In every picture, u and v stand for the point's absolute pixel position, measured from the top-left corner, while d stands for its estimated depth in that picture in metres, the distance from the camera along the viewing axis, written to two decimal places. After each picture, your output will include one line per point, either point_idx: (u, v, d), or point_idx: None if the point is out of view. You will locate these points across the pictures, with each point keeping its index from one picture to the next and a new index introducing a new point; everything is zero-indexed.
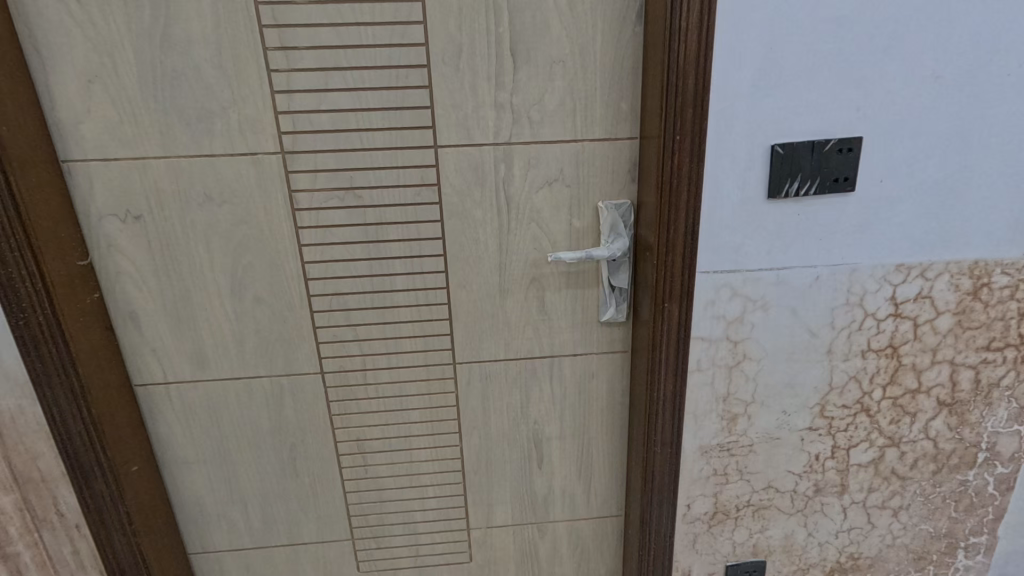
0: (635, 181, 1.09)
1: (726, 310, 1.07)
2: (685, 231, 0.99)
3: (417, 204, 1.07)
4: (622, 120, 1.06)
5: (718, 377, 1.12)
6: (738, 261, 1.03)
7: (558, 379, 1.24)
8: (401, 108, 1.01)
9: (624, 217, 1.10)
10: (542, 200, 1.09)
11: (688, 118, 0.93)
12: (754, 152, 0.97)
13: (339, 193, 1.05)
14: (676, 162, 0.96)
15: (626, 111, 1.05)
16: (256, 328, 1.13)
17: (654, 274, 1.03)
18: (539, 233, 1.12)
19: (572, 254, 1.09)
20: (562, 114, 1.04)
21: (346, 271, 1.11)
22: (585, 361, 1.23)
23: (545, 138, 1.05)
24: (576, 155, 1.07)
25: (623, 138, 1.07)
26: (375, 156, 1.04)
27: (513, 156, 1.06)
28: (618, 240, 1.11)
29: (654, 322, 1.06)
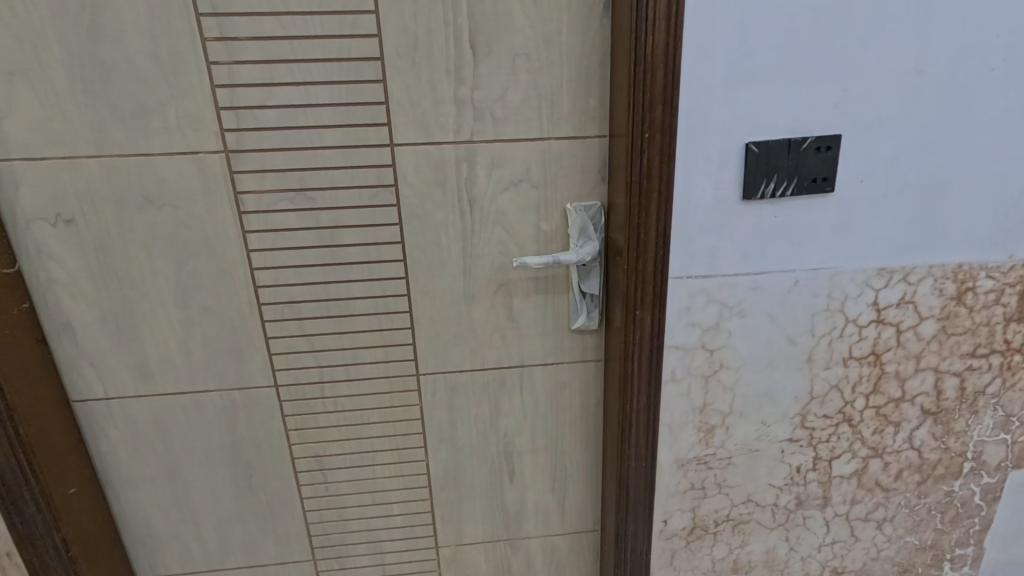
0: (606, 182, 1.04)
1: (701, 317, 1.01)
2: (657, 235, 0.94)
3: (374, 206, 1.01)
4: (590, 118, 1.00)
5: (693, 387, 1.06)
6: (712, 266, 0.98)
7: (528, 390, 1.18)
8: (354, 104, 0.95)
9: (594, 220, 1.05)
10: (508, 202, 1.03)
11: (658, 114, 0.87)
12: (728, 151, 0.91)
13: (289, 194, 0.99)
14: (646, 162, 0.90)
15: (594, 108, 0.99)
16: (202, 339, 1.06)
17: (625, 281, 0.97)
18: (505, 236, 1.06)
19: (540, 259, 1.03)
20: (527, 110, 0.98)
21: (299, 277, 1.04)
22: (557, 371, 1.17)
23: (509, 136, 0.99)
24: (542, 155, 1.01)
25: (592, 137, 1.01)
26: (327, 155, 0.97)
27: (476, 155, 1.00)
28: (588, 243, 1.05)
29: (626, 330, 1.00)
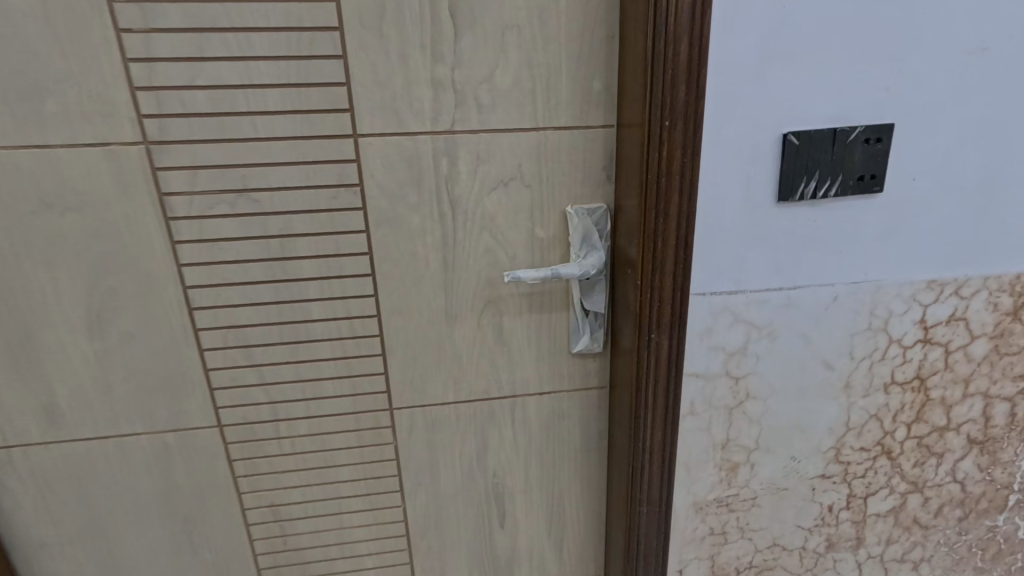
0: (612, 181, 0.88)
1: (726, 340, 0.86)
2: (678, 244, 0.78)
3: (334, 210, 0.83)
4: (594, 104, 0.83)
5: (715, 421, 0.91)
6: (740, 280, 0.83)
7: (522, 423, 1.01)
8: (306, 85, 0.77)
9: (599, 225, 0.89)
10: (497, 204, 0.86)
11: (681, 99, 0.72)
12: (761, 143, 0.76)
13: (228, 196, 0.80)
14: (665, 156, 0.74)
15: (599, 92, 0.83)
16: (126, 373, 0.87)
17: (640, 299, 0.81)
18: (493, 246, 0.89)
19: (538, 272, 0.86)
20: (519, 94, 0.82)
21: (245, 296, 0.86)
22: (555, 401, 1.01)
23: (498, 125, 0.83)
24: (537, 148, 0.84)
25: (596, 127, 0.85)
26: (275, 148, 0.79)
27: (458, 148, 0.83)
28: (591, 254, 0.89)
29: (639, 357, 0.84)
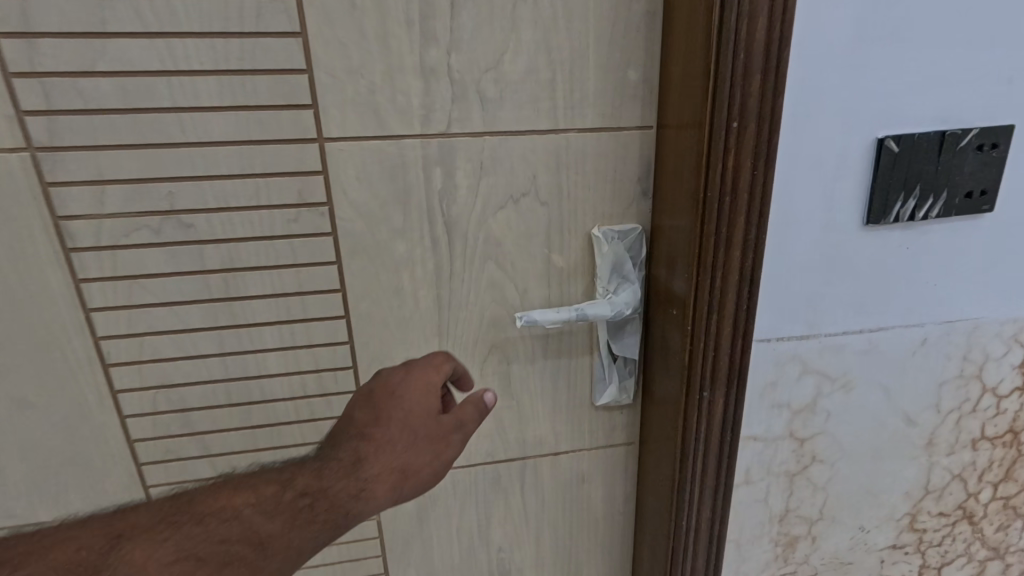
0: (648, 197, 0.70)
1: (792, 396, 0.69)
2: (742, 280, 0.61)
3: (294, 237, 0.64)
4: (628, 100, 0.66)
5: (772, 489, 0.75)
6: (812, 323, 0.66)
7: (533, 489, 0.83)
8: (252, 72, 0.58)
9: (633, 252, 0.71)
10: (505, 226, 0.68)
11: (755, 93, 0.54)
12: (849, 151, 0.59)
13: (150, 220, 0.61)
14: (729, 169, 0.56)
15: (634, 84, 0.65)
16: (22, 448, 0.67)
17: (690, 348, 0.64)
18: (499, 279, 0.70)
19: (561, 312, 0.69)
20: (534, 87, 0.63)
21: (178, 348, 0.66)
22: (573, 461, 0.83)
23: (507, 126, 0.64)
24: (557, 155, 0.66)
25: (629, 130, 0.67)
26: (212, 156, 0.60)
27: (456, 156, 0.64)
28: (623, 288, 0.71)
29: (687, 419, 0.67)
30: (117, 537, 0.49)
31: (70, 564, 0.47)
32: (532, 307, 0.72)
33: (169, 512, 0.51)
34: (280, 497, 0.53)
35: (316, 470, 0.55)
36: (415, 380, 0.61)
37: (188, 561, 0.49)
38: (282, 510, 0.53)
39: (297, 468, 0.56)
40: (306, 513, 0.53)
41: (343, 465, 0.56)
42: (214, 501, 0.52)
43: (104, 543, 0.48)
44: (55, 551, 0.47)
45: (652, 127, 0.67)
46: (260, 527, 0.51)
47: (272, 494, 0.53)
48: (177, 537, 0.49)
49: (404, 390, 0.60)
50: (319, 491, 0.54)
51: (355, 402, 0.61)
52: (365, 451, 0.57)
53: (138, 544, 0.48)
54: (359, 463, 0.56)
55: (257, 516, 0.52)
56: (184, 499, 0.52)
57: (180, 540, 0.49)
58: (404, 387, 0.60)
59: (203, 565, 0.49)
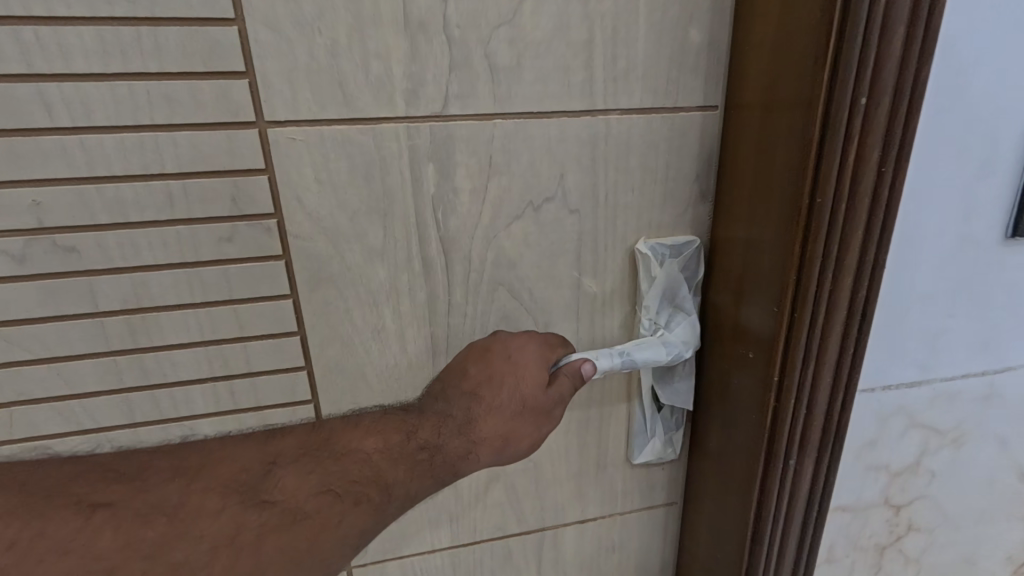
0: (707, 201, 0.53)
1: (892, 456, 0.54)
2: (853, 318, 0.45)
3: (228, 263, 0.45)
4: (687, 71, 0.48)
5: (857, 567, 0.59)
6: (928, 366, 0.50)
7: (553, 564, 0.67)
8: (150, 22, 0.38)
9: (686, 274, 0.55)
10: (523, 242, 0.51)
11: (897, 54, 0.37)
12: (998, 140, 0.43)
13: (8, 244, 0.41)
14: (849, 166, 0.40)
15: (696, 50, 0.48)
16: None
17: (776, 406, 0.48)
18: (514, 311, 0.53)
19: (601, 357, 0.52)
20: (563, 51, 0.45)
21: (66, 421, 0.46)
22: (603, 528, 0.66)
23: (525, 106, 0.46)
24: (592, 146, 0.49)
25: (687, 112, 0.50)
26: (97, 149, 0.40)
27: (456, 147, 0.46)
28: (676, 322, 0.55)
29: (766, 494, 0.51)
30: (270, 464, 0.42)
31: (228, 488, 0.40)
32: None
33: (310, 444, 0.43)
34: (410, 445, 0.45)
35: (437, 422, 0.47)
36: (525, 342, 0.50)
37: (329, 496, 0.41)
38: (407, 460, 0.44)
39: (418, 414, 0.47)
40: (429, 466, 0.45)
41: (459, 421, 0.47)
42: (351, 438, 0.44)
43: (259, 468, 0.41)
44: (211, 471, 0.40)
45: (717, 109, 0.50)
46: (391, 472, 0.43)
47: (401, 442, 0.45)
48: (318, 472, 0.42)
49: (519, 358, 0.49)
50: (441, 446, 0.46)
51: (464, 355, 0.51)
52: (483, 409, 0.48)
53: (287, 471, 0.41)
54: (472, 424, 0.47)
55: (389, 459, 0.44)
56: (320, 425, 0.45)
57: (322, 477, 0.42)
58: (522, 351, 0.49)
59: (341, 501, 0.41)
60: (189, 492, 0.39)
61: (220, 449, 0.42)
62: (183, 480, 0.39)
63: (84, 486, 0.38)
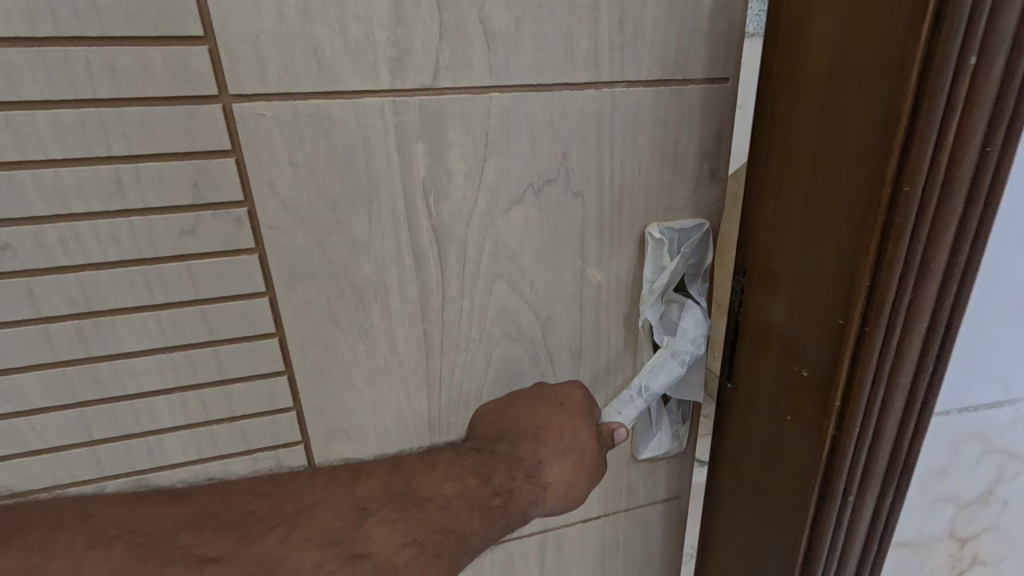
0: (718, 181, 0.50)
1: (962, 486, 0.52)
2: (932, 340, 0.41)
3: (192, 258, 0.40)
4: (699, 40, 0.44)
5: None
6: (1009, 386, 0.48)
7: (557, 566, 0.64)
8: None
9: (694, 261, 0.51)
10: (524, 230, 0.46)
11: (1006, 42, 0.33)
12: None
13: None
14: (944, 170, 0.35)
15: (708, 14, 0.44)
16: None
17: (837, 434, 0.44)
18: (512, 304, 0.49)
19: (625, 403, 0.53)
20: (566, 16, 0.41)
21: (11, 442, 0.41)
22: (608, 527, 0.64)
23: (525, 78, 0.42)
24: (597, 124, 0.45)
25: (699, 85, 0.46)
26: (27, 128, 0.34)
27: (449, 124, 0.41)
28: (689, 312, 0.51)
29: (821, 522, 0.48)
30: (363, 510, 0.45)
31: (324, 540, 0.43)
32: (560, 339, 0.51)
33: (396, 488, 0.47)
34: (485, 489, 0.48)
35: (506, 467, 0.50)
36: (572, 393, 0.52)
37: (414, 547, 0.45)
38: (480, 508, 0.47)
39: (491, 454, 0.50)
40: (501, 511, 0.48)
41: (525, 465, 0.50)
42: (431, 483, 0.47)
43: (352, 514, 0.45)
44: (315, 514, 0.44)
45: (730, 81, 0.47)
46: (467, 519, 0.47)
47: (477, 485, 0.48)
48: (405, 520, 0.45)
49: (569, 407, 0.52)
50: (510, 491, 0.49)
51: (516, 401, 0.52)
52: (544, 455, 0.51)
53: (379, 519, 0.45)
54: (540, 467, 0.51)
55: (465, 506, 0.47)
56: (399, 467, 0.49)
57: (407, 525, 0.45)
58: (572, 401, 0.52)
59: (426, 552, 0.45)
60: (292, 542, 0.42)
61: (308, 494, 0.46)
62: (284, 530, 0.43)
63: (192, 536, 0.41)
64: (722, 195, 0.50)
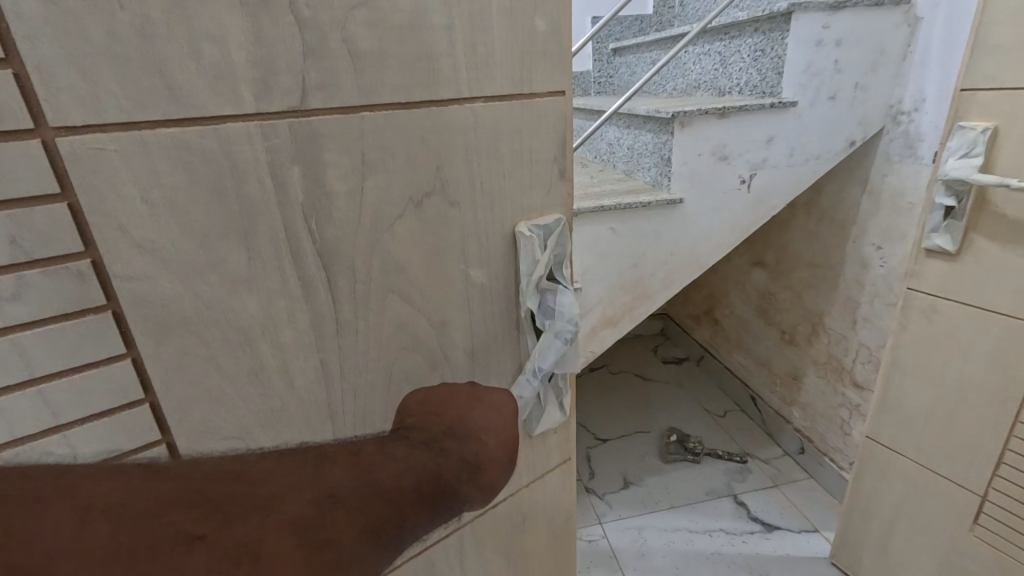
0: (565, 179, 0.57)
1: None
2: None
3: (19, 330, 0.32)
4: (538, 59, 0.50)
5: None
6: None
7: (476, 555, 0.66)
8: None
9: (558, 251, 0.59)
10: (408, 242, 0.47)
11: None
12: None
13: None
14: None
15: (543, 37, 0.50)
16: None
17: None
18: (408, 316, 0.50)
19: (523, 387, 0.59)
20: (422, 38, 0.43)
21: None
22: (516, 504, 0.68)
23: (393, 96, 0.43)
24: (464, 136, 0.48)
25: (543, 97, 0.52)
26: None
27: (324, 146, 0.40)
28: (561, 296, 0.59)
29: None
30: (330, 496, 0.37)
31: (303, 525, 0.35)
32: (454, 340, 0.54)
33: (363, 475, 0.39)
34: (433, 486, 0.42)
35: (455, 462, 0.44)
36: (502, 401, 0.52)
37: (372, 535, 0.38)
38: (426, 501, 0.41)
39: (444, 452, 0.44)
40: (439, 509, 0.42)
41: (469, 464, 0.45)
42: (392, 472, 0.40)
43: (321, 499, 0.36)
44: (282, 499, 0.35)
45: (565, 94, 0.54)
46: (411, 512, 0.40)
47: (431, 479, 0.42)
48: (369, 507, 0.38)
49: (502, 412, 0.51)
50: (453, 489, 0.43)
51: (458, 399, 0.50)
52: (487, 453, 0.47)
53: (346, 505, 0.37)
54: (479, 470, 0.46)
55: (417, 500, 0.40)
56: (359, 455, 0.40)
57: (370, 513, 0.38)
58: (504, 408, 0.52)
59: (376, 543, 0.38)
60: (270, 525, 0.34)
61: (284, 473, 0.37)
62: (261, 513, 0.34)
63: (180, 513, 0.32)
64: (569, 192, 0.58)
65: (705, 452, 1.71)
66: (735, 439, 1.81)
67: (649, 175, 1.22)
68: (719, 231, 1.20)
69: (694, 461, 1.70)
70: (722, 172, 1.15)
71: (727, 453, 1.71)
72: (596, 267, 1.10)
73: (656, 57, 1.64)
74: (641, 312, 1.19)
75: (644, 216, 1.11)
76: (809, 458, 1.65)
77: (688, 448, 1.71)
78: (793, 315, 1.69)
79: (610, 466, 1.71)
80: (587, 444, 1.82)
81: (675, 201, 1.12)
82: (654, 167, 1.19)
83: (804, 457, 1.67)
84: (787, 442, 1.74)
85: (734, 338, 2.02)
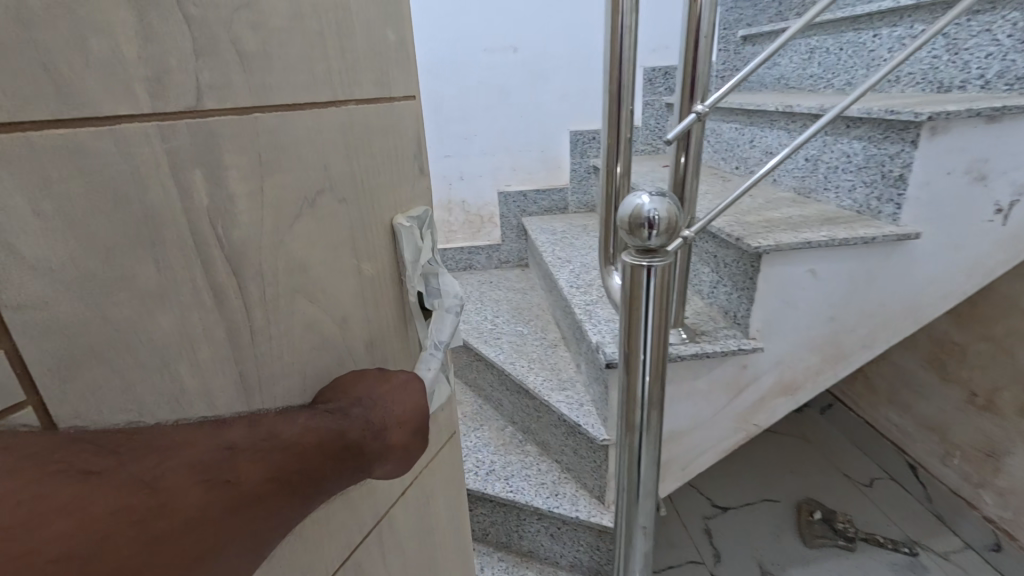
0: (425, 174, 0.59)
1: None
2: None
3: None
4: (393, 66, 0.51)
5: None
6: None
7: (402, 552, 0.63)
8: None
9: (430, 237, 0.60)
10: (309, 242, 0.44)
11: None
12: None
13: None
14: None
15: (394, 47, 0.51)
16: None
17: None
18: (317, 320, 0.46)
19: (428, 361, 0.56)
20: (302, 42, 0.41)
21: None
22: (423, 485, 0.66)
23: (279, 96, 0.40)
24: (344, 136, 0.46)
25: (400, 100, 0.52)
26: None
27: (223, 145, 0.37)
28: (440, 275, 0.60)
29: None
30: (229, 448, 0.35)
31: (200, 470, 0.33)
32: (356, 340, 0.51)
33: (261, 432, 0.37)
34: (339, 445, 0.41)
35: (363, 426, 0.44)
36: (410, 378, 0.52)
37: (276, 482, 0.36)
38: (331, 455, 0.41)
39: (346, 415, 0.44)
40: (348, 466, 0.42)
41: (375, 427, 0.45)
42: (289, 429, 0.39)
43: (217, 450, 0.34)
44: (183, 451, 0.33)
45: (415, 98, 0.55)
46: (320, 467, 0.40)
47: (332, 440, 0.41)
48: (269, 457, 0.36)
49: (410, 381, 0.51)
50: (359, 448, 0.43)
51: (365, 376, 0.49)
52: (393, 417, 0.47)
53: (246, 454, 0.35)
54: (387, 432, 0.46)
55: (321, 453, 0.40)
56: (257, 419, 0.39)
57: (271, 463, 0.36)
58: (412, 377, 0.52)
59: (283, 491, 0.37)
60: (168, 468, 0.32)
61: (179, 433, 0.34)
62: (156, 458, 0.32)
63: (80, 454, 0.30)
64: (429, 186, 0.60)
65: (862, 538, 1.70)
66: (895, 520, 1.78)
67: (858, 194, 1.28)
68: (941, 278, 1.23)
69: (847, 547, 1.69)
70: (977, 193, 1.14)
71: (890, 542, 1.68)
72: (785, 314, 1.25)
73: (818, 43, 1.71)
74: (829, 371, 1.34)
75: (858, 256, 1.20)
76: (1008, 559, 1.57)
77: (838, 531, 1.72)
78: (999, 377, 1.58)
79: (741, 551, 1.70)
80: (703, 514, 1.86)
81: (910, 235, 1.15)
82: (865, 185, 1.25)
83: (997, 555, 1.60)
84: (972, 535, 1.68)
85: (886, 391, 2.04)
